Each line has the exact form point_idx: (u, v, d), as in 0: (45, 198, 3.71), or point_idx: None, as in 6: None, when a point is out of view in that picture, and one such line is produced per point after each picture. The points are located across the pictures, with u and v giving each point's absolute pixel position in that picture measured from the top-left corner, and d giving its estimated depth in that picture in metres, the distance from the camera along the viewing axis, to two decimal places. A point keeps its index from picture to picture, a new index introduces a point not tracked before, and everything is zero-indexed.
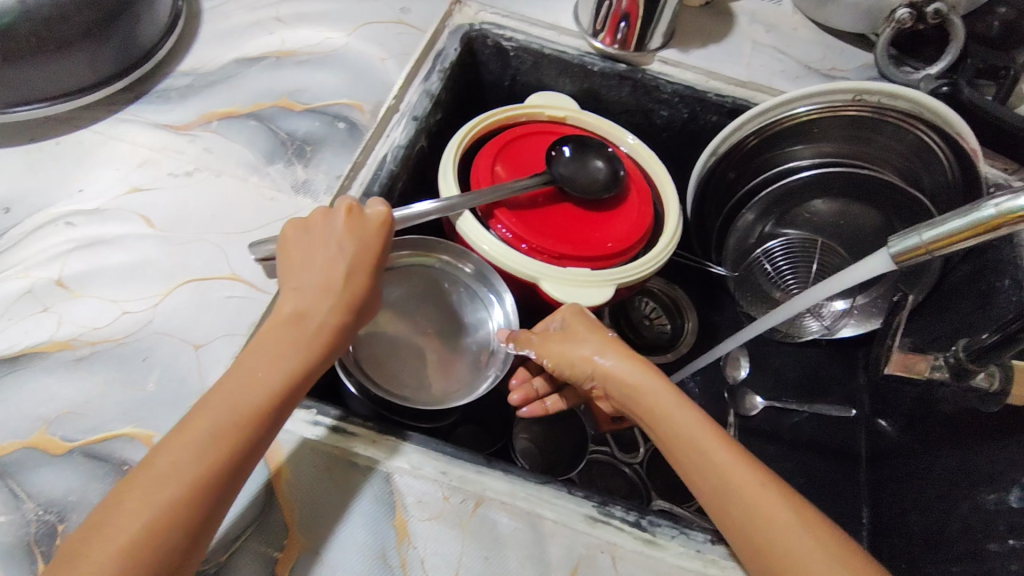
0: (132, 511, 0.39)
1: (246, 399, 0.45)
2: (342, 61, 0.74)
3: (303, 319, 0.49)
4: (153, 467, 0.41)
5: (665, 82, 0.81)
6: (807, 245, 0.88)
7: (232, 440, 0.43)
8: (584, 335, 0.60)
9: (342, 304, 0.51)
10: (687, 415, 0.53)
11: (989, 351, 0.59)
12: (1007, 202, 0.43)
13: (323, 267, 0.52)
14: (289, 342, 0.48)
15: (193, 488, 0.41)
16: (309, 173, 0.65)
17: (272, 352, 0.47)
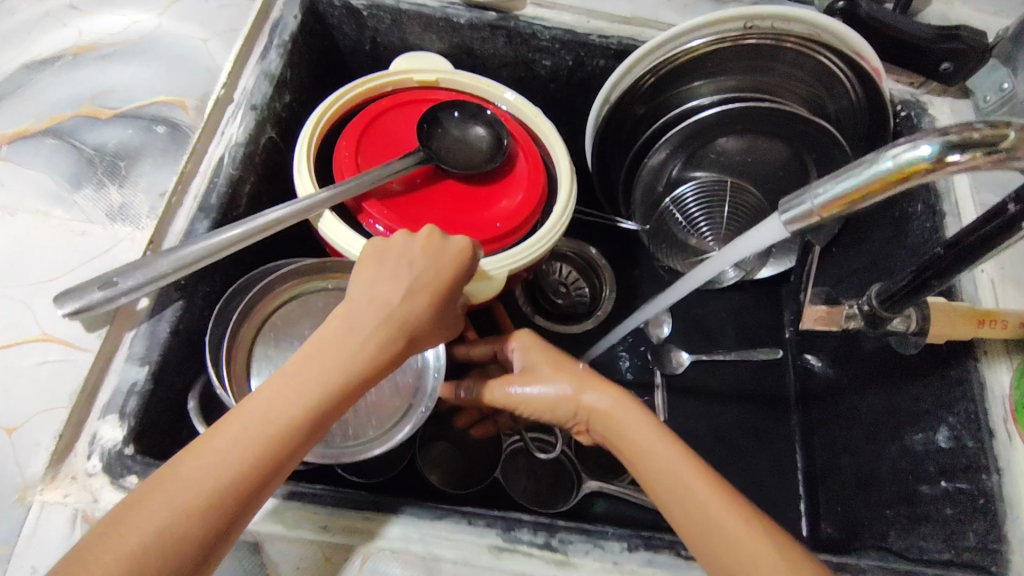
0: (139, 523, 0.34)
1: (292, 407, 0.39)
2: (154, 49, 0.63)
3: (363, 322, 0.44)
4: (186, 464, 0.36)
5: (542, 28, 0.72)
6: (717, 185, 0.82)
7: (267, 453, 0.37)
8: (548, 368, 0.56)
9: (406, 315, 0.46)
10: (652, 433, 0.49)
11: (901, 299, 0.55)
12: (906, 153, 0.38)
13: (403, 272, 0.47)
14: (345, 344, 0.42)
15: (210, 505, 0.35)
16: (126, 195, 0.55)
17: (330, 352, 0.42)
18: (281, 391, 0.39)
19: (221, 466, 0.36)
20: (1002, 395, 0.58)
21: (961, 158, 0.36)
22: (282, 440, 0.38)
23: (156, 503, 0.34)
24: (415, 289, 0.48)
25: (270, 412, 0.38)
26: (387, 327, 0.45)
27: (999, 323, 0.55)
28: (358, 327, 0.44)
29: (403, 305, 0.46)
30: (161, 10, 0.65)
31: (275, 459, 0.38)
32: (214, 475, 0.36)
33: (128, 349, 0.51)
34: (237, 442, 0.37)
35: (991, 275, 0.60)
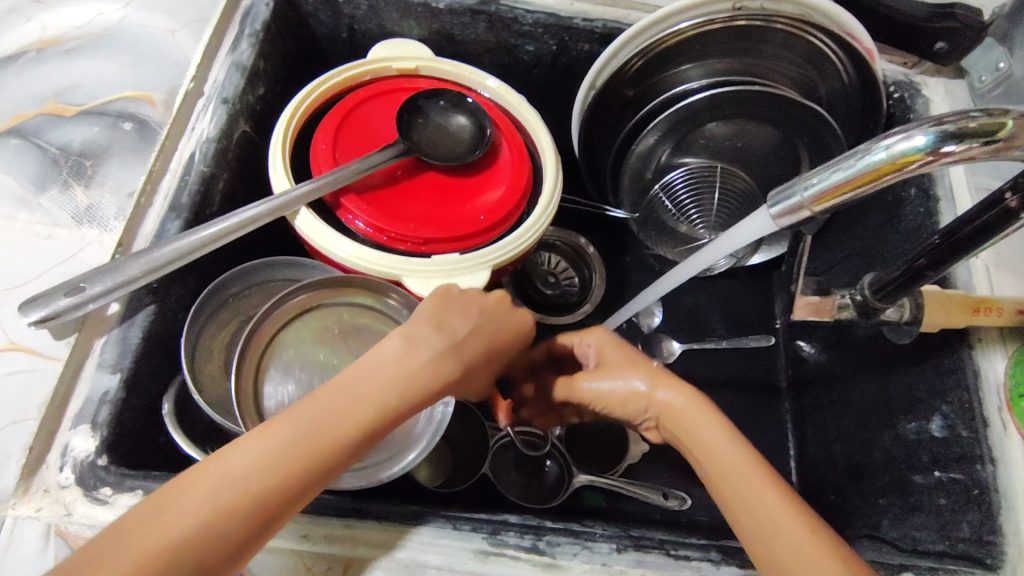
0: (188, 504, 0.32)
1: (341, 429, 0.38)
2: (120, 42, 0.60)
3: (424, 354, 0.44)
4: (229, 462, 0.34)
5: (524, 12, 0.69)
6: (707, 171, 0.80)
7: (317, 463, 0.37)
8: (616, 362, 0.55)
9: (458, 355, 0.46)
10: (716, 425, 0.48)
11: (895, 288, 0.54)
12: (900, 142, 0.36)
13: (464, 318, 0.49)
14: (401, 370, 0.42)
15: (254, 501, 0.34)
16: (93, 196, 0.53)
17: (383, 376, 0.41)
18: (339, 403, 0.39)
19: (272, 464, 0.35)
20: (996, 382, 0.57)
21: (956, 148, 0.35)
22: (333, 453, 0.37)
23: (205, 488, 0.33)
24: (470, 337, 0.48)
25: (319, 427, 0.37)
26: (447, 366, 0.45)
27: (994, 311, 0.54)
28: (419, 358, 0.44)
29: (463, 346, 0.47)
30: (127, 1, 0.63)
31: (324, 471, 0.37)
32: (265, 472, 0.35)
33: (99, 356, 0.49)
34: (291, 443, 0.36)
35: (985, 261, 0.59)
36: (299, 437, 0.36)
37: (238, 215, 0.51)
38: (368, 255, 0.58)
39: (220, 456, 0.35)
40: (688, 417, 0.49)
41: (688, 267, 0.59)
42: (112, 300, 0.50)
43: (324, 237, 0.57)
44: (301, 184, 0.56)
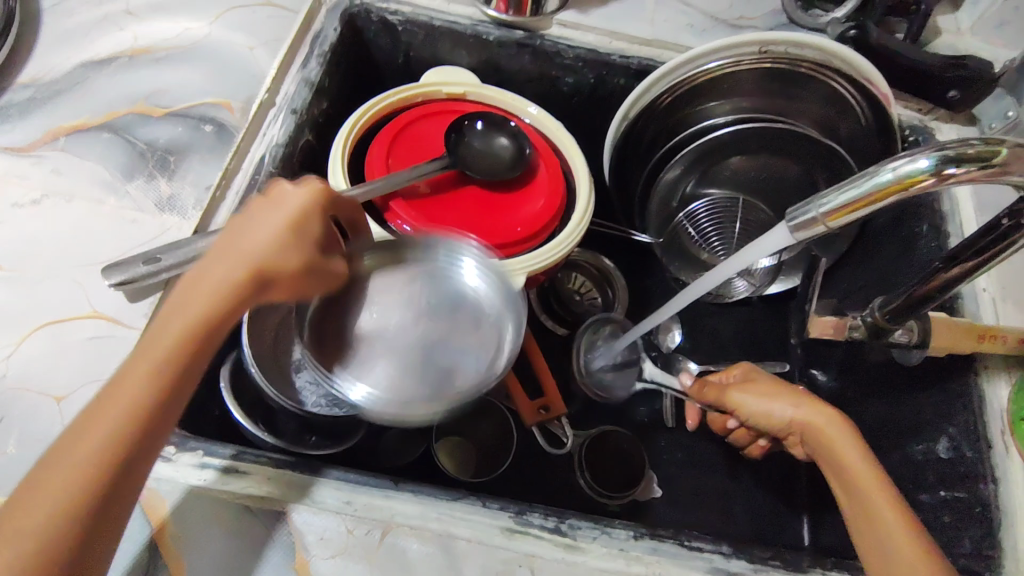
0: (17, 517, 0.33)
1: (140, 371, 0.36)
2: (205, 54, 0.67)
3: (221, 261, 0.40)
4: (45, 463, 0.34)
5: (566, 48, 0.76)
6: (728, 203, 0.85)
7: (127, 411, 0.35)
8: (771, 391, 0.64)
9: (258, 249, 0.41)
10: (861, 454, 0.55)
11: (903, 311, 0.58)
12: (906, 165, 0.41)
13: (252, 229, 0.42)
14: (201, 289, 0.39)
15: (81, 484, 0.34)
16: (174, 187, 0.59)
17: (179, 303, 0.38)
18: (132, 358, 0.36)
19: (79, 443, 0.34)
20: (1001, 408, 0.60)
21: (957, 170, 0.40)
22: (140, 400, 0.35)
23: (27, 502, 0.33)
24: (263, 229, 0.42)
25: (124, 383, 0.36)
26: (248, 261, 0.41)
27: (996, 338, 0.58)
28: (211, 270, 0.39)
29: (256, 249, 0.41)
30: (212, 18, 0.70)
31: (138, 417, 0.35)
32: (79, 453, 0.34)
33: None
34: (93, 420, 0.35)
35: (992, 294, 0.64)
36: (98, 413, 0.35)
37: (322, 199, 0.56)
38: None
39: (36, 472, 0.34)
40: (834, 448, 0.57)
41: (712, 278, 0.63)
42: (161, 274, 0.53)
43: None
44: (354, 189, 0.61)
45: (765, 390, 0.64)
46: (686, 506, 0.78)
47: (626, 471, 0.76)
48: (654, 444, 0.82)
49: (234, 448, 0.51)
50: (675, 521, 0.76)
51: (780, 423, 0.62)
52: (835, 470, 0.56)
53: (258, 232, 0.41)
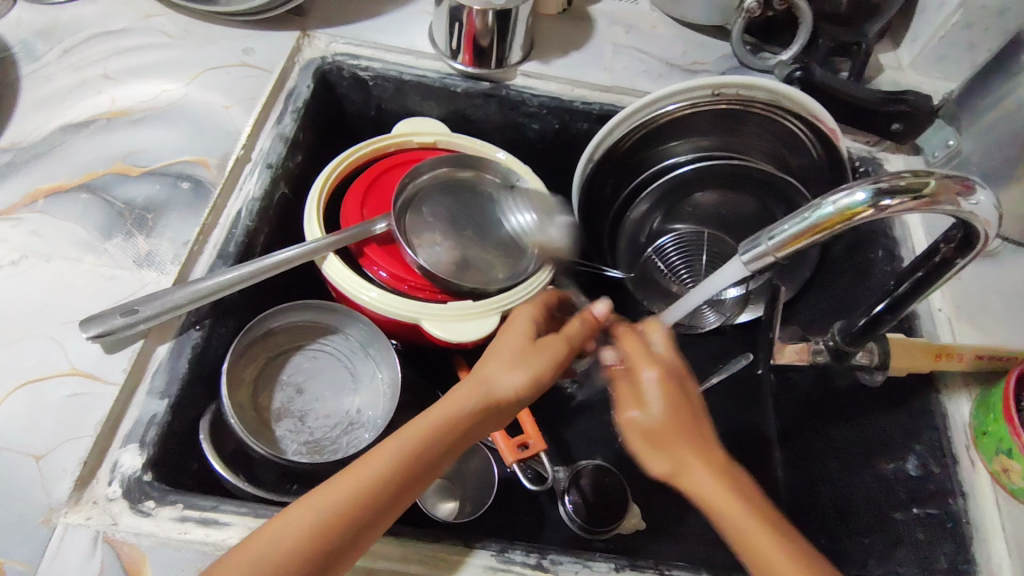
0: (312, 510, 0.44)
1: (408, 453, 0.47)
2: (181, 115, 0.69)
3: (472, 394, 0.52)
4: (330, 486, 0.45)
5: (530, 96, 0.80)
6: (694, 237, 0.88)
7: (382, 483, 0.46)
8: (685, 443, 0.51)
9: (502, 385, 0.53)
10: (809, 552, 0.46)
11: (862, 333, 0.60)
12: (844, 198, 0.44)
13: (505, 361, 0.54)
14: (456, 410, 0.50)
15: (326, 528, 0.43)
16: (152, 244, 0.61)
17: (438, 415, 0.50)
18: (404, 430, 0.48)
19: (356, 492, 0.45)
20: (963, 424, 0.64)
21: (891, 201, 0.43)
22: (394, 477, 0.46)
23: (316, 502, 0.44)
24: (513, 372, 0.54)
25: (399, 450, 0.47)
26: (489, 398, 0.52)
27: (954, 356, 0.62)
28: (464, 397, 0.51)
29: (499, 383, 0.53)
30: (189, 80, 0.72)
31: (404, 467, 0.47)
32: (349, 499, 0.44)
33: (150, 383, 0.55)
34: (371, 474, 0.45)
35: (947, 313, 0.67)
36: (375, 472, 0.46)
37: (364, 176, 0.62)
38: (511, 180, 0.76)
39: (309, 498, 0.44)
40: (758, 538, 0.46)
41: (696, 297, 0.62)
42: (141, 326, 0.55)
43: (472, 167, 0.76)
44: (385, 220, 0.69)
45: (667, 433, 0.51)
46: (670, 540, 0.78)
47: (610, 502, 0.76)
48: (636, 477, 0.83)
49: (215, 499, 0.51)
50: (658, 553, 0.77)
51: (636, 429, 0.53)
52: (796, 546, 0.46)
53: (504, 363, 0.54)
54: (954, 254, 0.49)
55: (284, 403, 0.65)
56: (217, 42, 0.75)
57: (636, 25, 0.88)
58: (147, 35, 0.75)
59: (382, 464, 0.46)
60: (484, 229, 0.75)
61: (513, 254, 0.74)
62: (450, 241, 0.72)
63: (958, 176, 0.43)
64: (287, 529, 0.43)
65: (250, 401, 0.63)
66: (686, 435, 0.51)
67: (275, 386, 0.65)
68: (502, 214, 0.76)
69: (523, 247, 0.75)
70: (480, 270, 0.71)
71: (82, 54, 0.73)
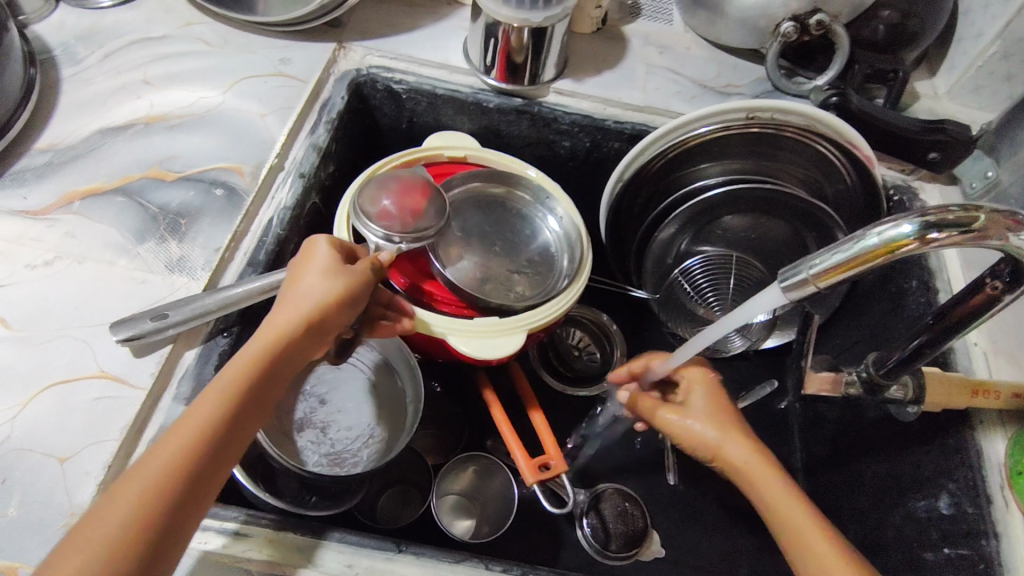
0: (142, 479, 0.36)
1: (188, 423, 0.38)
2: (217, 121, 0.70)
3: (266, 335, 0.44)
4: (159, 453, 0.37)
5: (563, 114, 0.80)
6: (723, 260, 0.87)
7: (176, 448, 0.37)
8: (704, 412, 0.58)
9: (297, 313, 0.46)
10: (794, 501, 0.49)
11: (899, 366, 0.58)
12: (889, 230, 0.43)
13: (293, 291, 0.48)
14: (243, 360, 0.42)
15: (164, 487, 0.36)
16: (184, 249, 0.61)
17: (223, 373, 0.41)
18: (195, 397, 0.40)
19: (183, 449, 0.37)
20: (997, 463, 0.61)
21: (939, 235, 0.42)
22: (203, 431, 0.38)
23: (142, 473, 0.36)
24: (302, 305, 0.46)
25: (179, 421, 0.38)
26: (289, 331, 0.45)
27: (990, 394, 0.60)
28: (262, 338, 0.44)
29: (288, 317, 0.45)
30: (226, 87, 0.73)
31: (209, 424, 0.39)
32: (181, 450, 0.37)
33: (177, 390, 0.55)
34: (180, 434, 0.38)
35: (984, 348, 0.66)
36: (180, 435, 0.38)
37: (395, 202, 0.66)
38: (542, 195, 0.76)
39: (138, 467, 0.36)
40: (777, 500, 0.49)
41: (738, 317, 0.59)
42: (170, 330, 0.55)
43: (505, 182, 0.77)
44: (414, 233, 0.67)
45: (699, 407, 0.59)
46: (689, 568, 0.77)
47: (629, 529, 0.75)
48: (655, 501, 0.82)
49: (237, 510, 0.51)
50: None
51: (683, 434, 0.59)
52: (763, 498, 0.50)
53: (304, 293, 0.47)
54: (1003, 289, 0.48)
55: (307, 414, 0.64)
56: (254, 50, 0.76)
57: (670, 46, 0.88)
58: (187, 42, 0.76)
59: (202, 415, 0.39)
60: (514, 244, 0.75)
61: (540, 271, 0.74)
62: (477, 253, 0.73)
63: (1008, 211, 0.42)
64: (113, 515, 0.35)
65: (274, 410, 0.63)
66: (730, 426, 0.57)
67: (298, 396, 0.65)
68: (532, 230, 0.76)
69: (549, 264, 0.74)
70: (513, 289, 0.71)
71: (122, 59, 0.74)
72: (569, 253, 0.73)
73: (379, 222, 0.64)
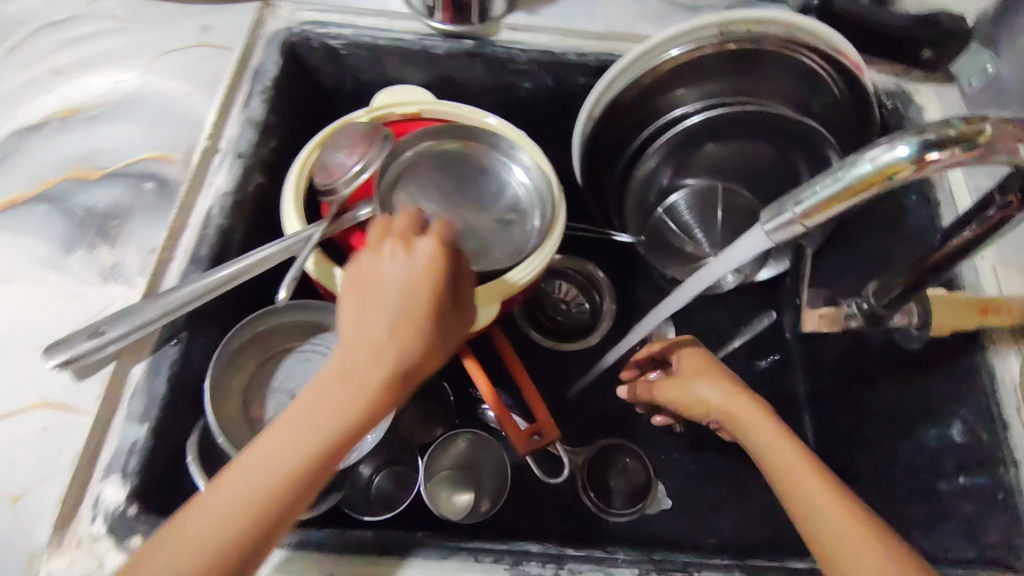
0: (218, 517, 0.38)
1: (272, 473, 0.39)
2: (139, 107, 0.64)
3: (354, 382, 0.41)
4: (225, 486, 0.39)
5: (519, 52, 0.72)
6: (707, 192, 0.81)
7: (260, 495, 0.39)
8: (698, 377, 0.61)
9: (386, 355, 0.43)
10: (779, 437, 0.52)
11: (901, 298, 0.54)
12: (883, 154, 0.37)
13: (373, 323, 0.43)
14: (321, 409, 0.41)
15: (242, 531, 0.38)
16: (117, 255, 0.56)
17: (305, 419, 0.40)
18: (276, 437, 0.40)
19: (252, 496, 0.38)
20: (1013, 383, 0.57)
21: (940, 155, 0.35)
22: (281, 490, 0.39)
23: (219, 507, 0.38)
24: (387, 342, 0.43)
25: (263, 467, 0.39)
26: (377, 381, 0.42)
27: (1002, 312, 0.56)
28: (349, 387, 0.41)
29: (364, 356, 0.42)
30: (144, 66, 0.66)
31: (290, 479, 0.39)
32: (252, 499, 0.38)
33: (128, 409, 0.51)
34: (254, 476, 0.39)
35: (992, 264, 0.60)
36: (259, 479, 0.39)
37: (357, 170, 0.63)
38: (502, 144, 0.69)
39: (211, 493, 0.39)
40: (771, 450, 0.52)
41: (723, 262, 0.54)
42: (111, 346, 0.51)
43: (457, 135, 0.69)
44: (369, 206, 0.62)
45: (691, 374, 0.62)
46: (699, 516, 0.75)
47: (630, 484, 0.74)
48: (658, 451, 0.79)
49: None
50: (686, 531, 0.74)
51: (693, 407, 0.62)
52: (749, 441, 0.55)
53: (382, 328, 0.43)
54: (1017, 206, 0.42)
55: (278, 411, 0.61)
56: (170, 20, 0.68)
57: None
58: (94, 19, 0.68)
59: (277, 462, 0.39)
60: (478, 204, 0.68)
61: (511, 231, 0.67)
62: (440, 218, 0.66)
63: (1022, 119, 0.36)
64: (196, 542, 0.37)
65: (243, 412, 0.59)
66: (718, 371, 0.61)
67: (268, 393, 0.61)
68: (496, 186, 0.69)
69: (520, 221, 0.68)
70: (498, 243, 0.66)
71: (26, 48, 0.66)
72: (541, 208, 0.67)
73: (324, 173, 0.64)
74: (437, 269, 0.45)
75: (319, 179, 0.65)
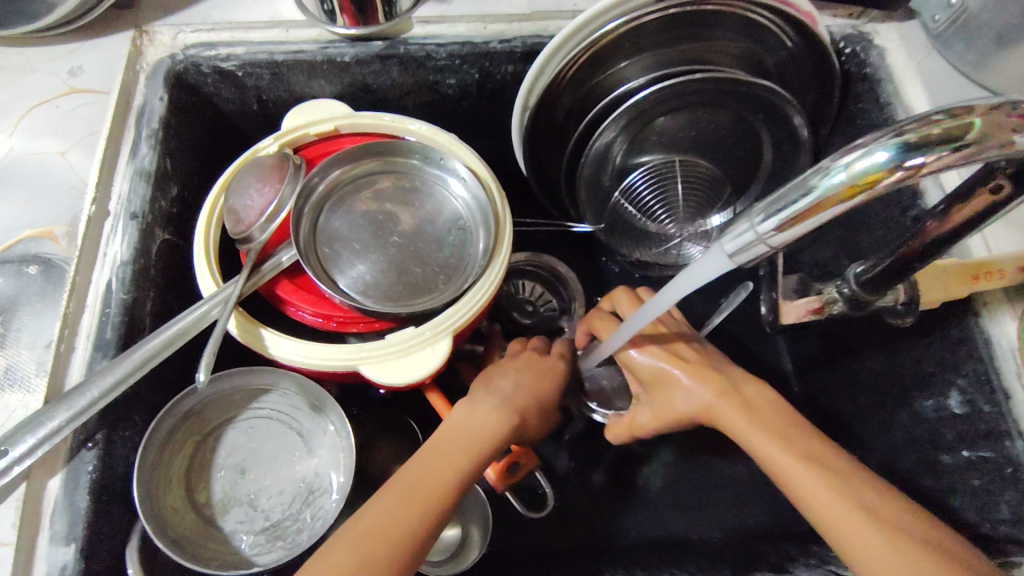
0: (390, 512, 0.45)
1: (432, 482, 0.48)
2: (9, 177, 0.56)
3: (487, 421, 0.54)
4: (390, 492, 0.47)
5: (435, 47, 0.64)
6: (666, 167, 0.74)
7: (424, 502, 0.47)
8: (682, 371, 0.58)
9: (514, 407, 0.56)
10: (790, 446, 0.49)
11: (883, 282, 0.49)
12: (859, 160, 0.31)
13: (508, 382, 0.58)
14: (465, 445, 0.51)
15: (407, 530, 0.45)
16: (9, 356, 0.50)
17: (453, 446, 0.51)
18: (428, 459, 0.50)
19: (412, 499, 0.47)
20: (1012, 348, 0.52)
21: (924, 160, 0.30)
22: (433, 500, 0.47)
23: (387, 506, 0.46)
24: (516, 396, 0.57)
25: (423, 477, 0.48)
26: (502, 426, 0.54)
27: (995, 274, 0.51)
28: (481, 424, 0.53)
29: (506, 410, 0.55)
30: (10, 127, 0.58)
31: (446, 487, 0.48)
32: (410, 500, 0.47)
33: (51, 529, 0.45)
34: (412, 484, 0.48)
35: None
36: (416, 484, 0.48)
37: (273, 210, 0.57)
38: (431, 155, 0.62)
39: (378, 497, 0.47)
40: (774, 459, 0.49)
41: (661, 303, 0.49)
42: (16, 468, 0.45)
43: (379, 152, 0.62)
44: (292, 248, 0.57)
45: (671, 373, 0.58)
46: (695, 511, 0.72)
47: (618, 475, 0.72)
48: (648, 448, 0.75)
49: None
50: (683, 529, 0.71)
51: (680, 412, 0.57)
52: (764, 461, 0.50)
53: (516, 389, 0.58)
54: (1008, 189, 0.38)
55: (229, 490, 0.56)
56: (31, 67, 0.60)
57: None
58: None
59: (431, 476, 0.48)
60: (416, 229, 0.62)
61: (456, 253, 0.61)
62: (376, 254, 0.60)
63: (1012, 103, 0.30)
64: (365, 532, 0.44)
65: (187, 499, 0.54)
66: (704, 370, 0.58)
67: (214, 472, 0.56)
68: (434, 203, 0.63)
69: (464, 241, 0.62)
70: (437, 256, 0.61)
71: None
72: (485, 225, 0.61)
73: (233, 220, 0.57)
74: (561, 367, 0.63)
75: (230, 225, 0.57)
